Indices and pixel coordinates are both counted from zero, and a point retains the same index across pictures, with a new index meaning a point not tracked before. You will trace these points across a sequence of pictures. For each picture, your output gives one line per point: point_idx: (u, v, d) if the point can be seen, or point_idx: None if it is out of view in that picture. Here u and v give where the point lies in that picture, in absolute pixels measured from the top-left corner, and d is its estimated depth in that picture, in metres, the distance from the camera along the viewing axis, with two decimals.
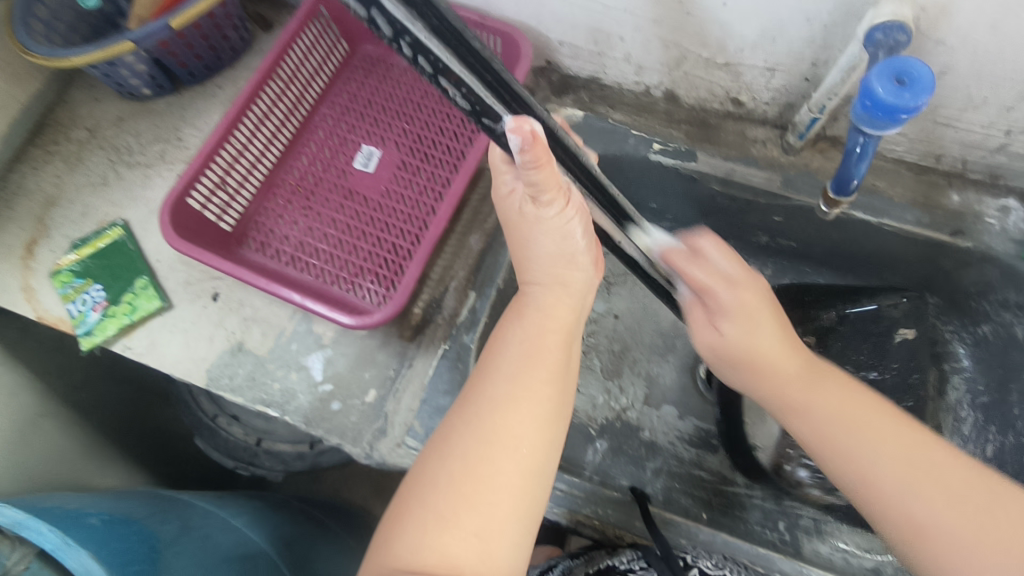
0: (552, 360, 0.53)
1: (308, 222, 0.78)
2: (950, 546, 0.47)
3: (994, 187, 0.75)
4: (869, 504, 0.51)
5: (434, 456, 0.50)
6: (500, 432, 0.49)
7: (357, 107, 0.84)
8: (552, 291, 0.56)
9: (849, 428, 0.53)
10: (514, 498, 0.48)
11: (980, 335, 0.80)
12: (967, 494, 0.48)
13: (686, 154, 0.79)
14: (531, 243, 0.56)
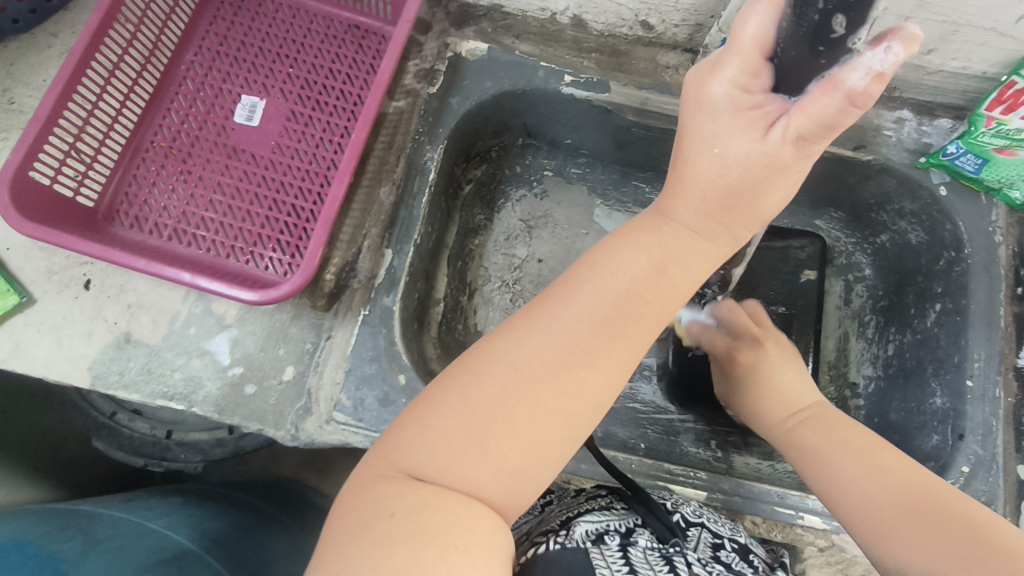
0: (647, 325, 0.45)
1: (189, 189, 0.68)
2: (900, 533, 0.48)
3: (890, 100, 0.77)
4: (820, 487, 0.55)
5: (489, 371, 0.43)
6: (572, 375, 0.43)
7: (228, 49, 0.73)
8: (692, 239, 0.46)
9: (832, 441, 0.56)
10: (557, 450, 0.43)
11: (880, 243, 0.85)
12: (937, 496, 0.48)
13: (600, 85, 0.75)
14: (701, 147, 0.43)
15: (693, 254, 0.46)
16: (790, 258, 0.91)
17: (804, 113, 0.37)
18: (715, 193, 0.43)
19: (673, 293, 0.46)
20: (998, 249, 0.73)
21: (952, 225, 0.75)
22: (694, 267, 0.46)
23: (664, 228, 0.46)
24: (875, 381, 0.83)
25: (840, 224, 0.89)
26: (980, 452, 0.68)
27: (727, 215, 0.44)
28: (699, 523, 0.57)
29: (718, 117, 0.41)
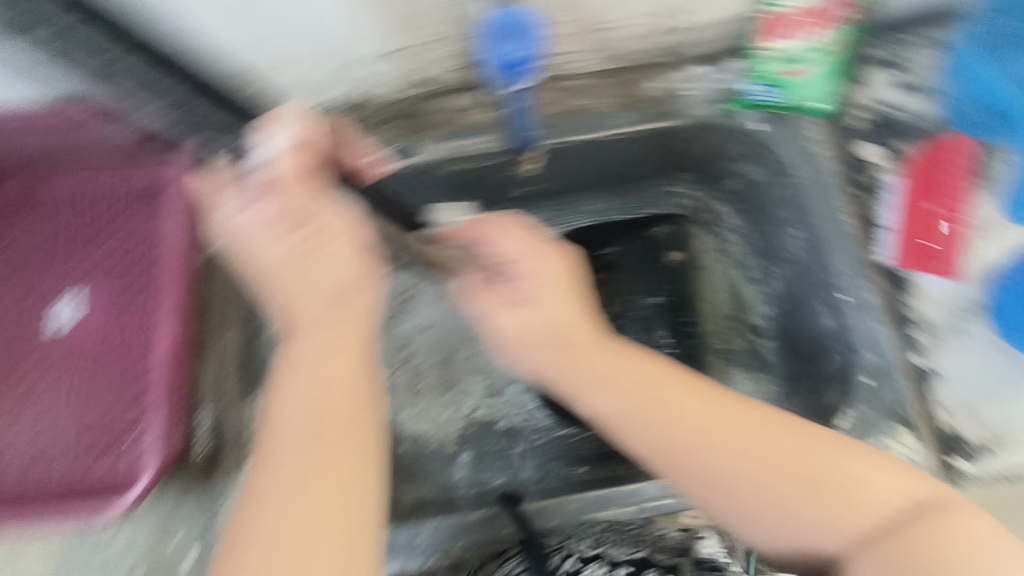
0: (346, 410, 0.46)
1: (30, 412, 0.66)
2: (775, 504, 0.49)
3: (676, 60, 0.77)
4: (678, 479, 0.51)
5: (248, 531, 0.41)
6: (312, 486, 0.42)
7: (24, 257, 0.70)
8: (334, 330, 0.49)
9: (676, 432, 0.51)
10: (339, 555, 0.41)
11: (731, 189, 0.85)
12: (790, 446, 0.50)
13: (401, 152, 0.73)
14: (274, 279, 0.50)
15: (328, 342, 0.48)
16: (653, 245, 0.93)
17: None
18: (313, 299, 0.49)
19: (354, 350, 0.49)
20: (823, 163, 0.74)
21: (776, 153, 0.76)
22: (345, 347, 0.48)
23: (296, 342, 0.48)
24: (774, 319, 0.84)
25: (691, 184, 0.88)
26: (875, 360, 0.68)
27: (335, 304, 0.50)
28: (597, 555, 0.59)
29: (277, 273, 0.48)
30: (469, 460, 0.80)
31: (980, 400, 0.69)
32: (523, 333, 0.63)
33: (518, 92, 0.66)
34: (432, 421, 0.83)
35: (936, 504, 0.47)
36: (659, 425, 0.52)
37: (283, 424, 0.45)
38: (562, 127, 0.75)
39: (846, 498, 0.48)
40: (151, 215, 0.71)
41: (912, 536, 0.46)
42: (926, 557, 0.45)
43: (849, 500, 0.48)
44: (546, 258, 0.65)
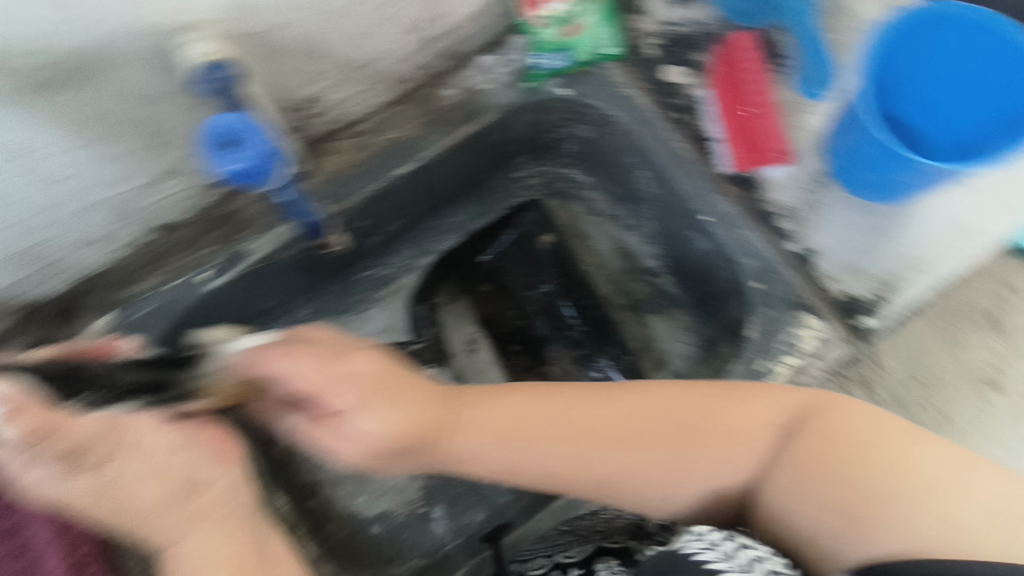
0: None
1: None
2: (667, 475, 0.54)
3: (462, 62, 0.76)
4: (595, 492, 0.55)
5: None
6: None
7: None
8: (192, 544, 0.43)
9: (566, 448, 0.54)
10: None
11: (570, 151, 0.85)
12: (669, 417, 0.54)
13: (228, 261, 0.69)
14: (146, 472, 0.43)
15: (213, 542, 0.44)
16: (521, 238, 0.94)
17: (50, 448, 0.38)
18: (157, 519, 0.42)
19: (235, 545, 0.44)
20: (636, 99, 0.74)
21: (593, 107, 0.75)
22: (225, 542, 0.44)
23: (178, 559, 0.43)
24: (663, 255, 0.85)
25: (530, 162, 0.87)
26: (756, 263, 0.70)
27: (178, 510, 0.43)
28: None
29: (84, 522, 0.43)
30: (442, 513, 0.81)
31: (863, 258, 0.69)
32: (370, 400, 0.53)
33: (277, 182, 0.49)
34: (393, 491, 0.82)
35: (810, 403, 0.54)
36: (549, 457, 0.54)
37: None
38: (375, 167, 0.71)
39: (730, 445, 0.54)
40: None
41: (810, 435, 0.52)
42: (828, 442, 0.51)
43: (731, 447, 0.54)
44: (359, 358, 0.55)
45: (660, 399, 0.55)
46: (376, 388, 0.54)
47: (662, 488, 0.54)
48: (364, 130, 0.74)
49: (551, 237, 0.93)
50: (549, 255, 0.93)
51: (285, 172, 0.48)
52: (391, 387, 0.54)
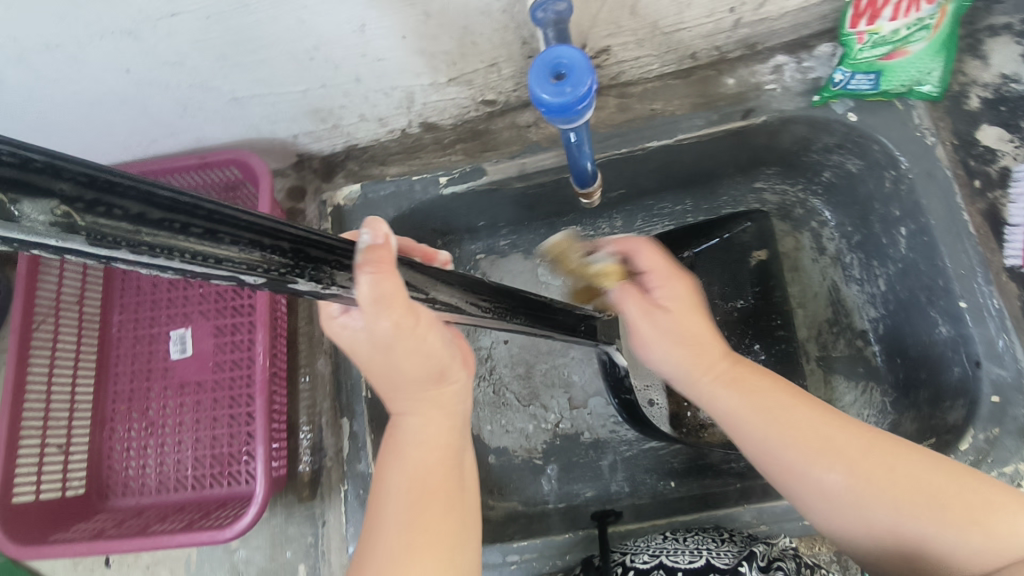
0: (442, 490, 0.45)
1: (159, 439, 0.72)
2: (879, 507, 0.48)
3: (757, 54, 0.72)
4: (788, 486, 0.52)
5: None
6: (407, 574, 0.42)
7: (135, 308, 0.77)
8: (418, 416, 0.46)
9: (782, 434, 0.52)
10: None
11: (826, 181, 0.80)
12: (916, 468, 0.48)
13: (470, 174, 0.74)
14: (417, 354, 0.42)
15: (432, 422, 0.47)
16: (734, 245, 0.88)
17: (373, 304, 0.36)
18: (400, 384, 0.45)
19: (448, 435, 0.47)
20: (936, 150, 0.66)
21: (880, 143, 0.69)
22: (441, 430, 0.47)
23: (400, 422, 0.47)
24: (880, 322, 0.78)
25: (777, 177, 0.83)
26: (1003, 373, 0.60)
27: (419, 384, 0.45)
28: (654, 566, 0.59)
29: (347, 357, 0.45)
30: (556, 473, 0.80)
31: None
32: (680, 308, 0.59)
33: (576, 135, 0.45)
34: (519, 434, 0.83)
35: None
36: (751, 426, 0.53)
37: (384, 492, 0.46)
38: (634, 134, 0.72)
39: (972, 522, 0.46)
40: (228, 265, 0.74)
41: None
42: None
43: (971, 524, 0.46)
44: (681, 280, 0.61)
45: (918, 455, 0.49)
46: (679, 295, 0.59)
47: (865, 519, 0.49)
48: (631, 92, 0.74)
49: (765, 256, 0.86)
50: (762, 272, 0.86)
51: (586, 121, 0.44)
52: (676, 316, 0.58)
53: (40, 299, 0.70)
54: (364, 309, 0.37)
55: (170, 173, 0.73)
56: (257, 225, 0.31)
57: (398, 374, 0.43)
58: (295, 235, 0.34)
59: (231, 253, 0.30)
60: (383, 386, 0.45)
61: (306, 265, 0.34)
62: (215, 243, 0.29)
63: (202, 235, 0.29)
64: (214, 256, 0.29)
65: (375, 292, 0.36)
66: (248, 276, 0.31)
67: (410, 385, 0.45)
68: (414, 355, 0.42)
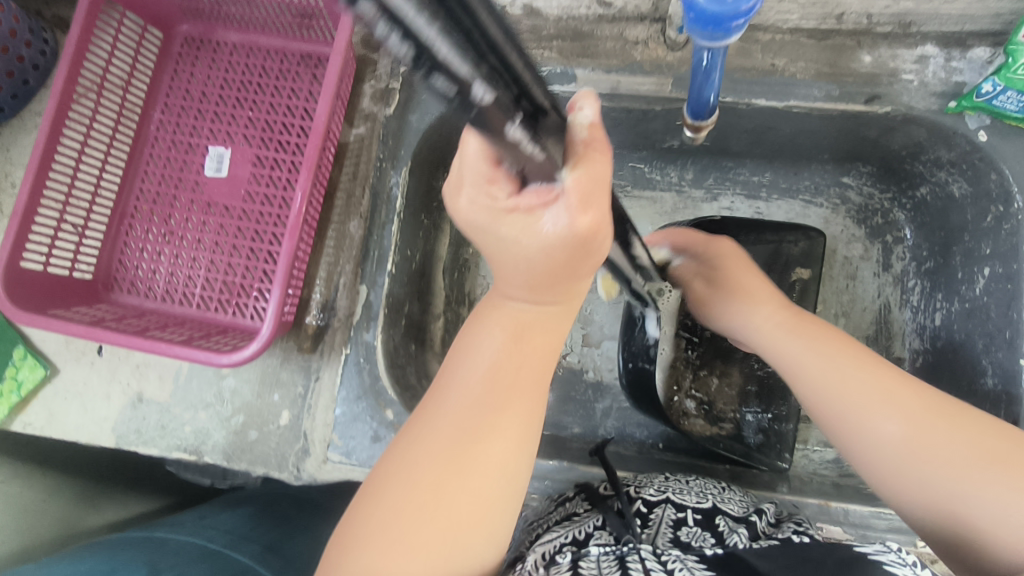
0: (525, 390, 0.38)
1: (178, 247, 0.71)
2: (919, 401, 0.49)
3: (906, 37, 0.65)
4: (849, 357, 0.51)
5: (395, 475, 0.36)
6: (476, 459, 0.36)
7: (178, 112, 0.73)
8: (545, 309, 0.37)
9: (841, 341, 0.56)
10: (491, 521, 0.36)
11: (919, 197, 0.74)
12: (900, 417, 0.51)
13: (558, 77, 0.69)
14: (585, 255, 0.32)
15: (559, 321, 0.38)
16: (782, 255, 0.80)
17: (591, 199, 0.29)
18: (540, 281, 0.35)
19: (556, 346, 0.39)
20: None
21: (1002, 171, 0.63)
22: (558, 333, 0.39)
23: (509, 306, 0.38)
24: (922, 355, 0.74)
25: (870, 177, 0.78)
26: None
27: (560, 288, 0.35)
28: (662, 501, 0.55)
29: (474, 224, 0.33)
30: (549, 401, 0.80)
31: None
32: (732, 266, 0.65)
33: (712, 55, 0.41)
34: None
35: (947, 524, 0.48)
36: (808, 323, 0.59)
37: (465, 365, 0.38)
38: (745, 84, 0.67)
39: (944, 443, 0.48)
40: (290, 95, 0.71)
41: None
42: None
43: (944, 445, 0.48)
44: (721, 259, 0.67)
45: None
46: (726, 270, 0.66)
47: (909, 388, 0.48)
48: (758, 37, 0.67)
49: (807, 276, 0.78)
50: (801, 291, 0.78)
51: (727, 44, 0.39)
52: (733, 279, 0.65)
53: (84, 72, 0.66)
54: (569, 201, 0.29)
55: None
56: (480, 30, 0.21)
57: (549, 273, 0.34)
58: (505, 60, 0.23)
59: (440, 51, 0.20)
60: (507, 267, 0.35)
61: (523, 110, 0.25)
62: (429, 29, 0.19)
63: (421, 10, 0.19)
64: (423, 44, 0.20)
65: (592, 185, 0.29)
66: (473, 93, 0.22)
67: (549, 285, 0.35)
68: (584, 264, 0.33)
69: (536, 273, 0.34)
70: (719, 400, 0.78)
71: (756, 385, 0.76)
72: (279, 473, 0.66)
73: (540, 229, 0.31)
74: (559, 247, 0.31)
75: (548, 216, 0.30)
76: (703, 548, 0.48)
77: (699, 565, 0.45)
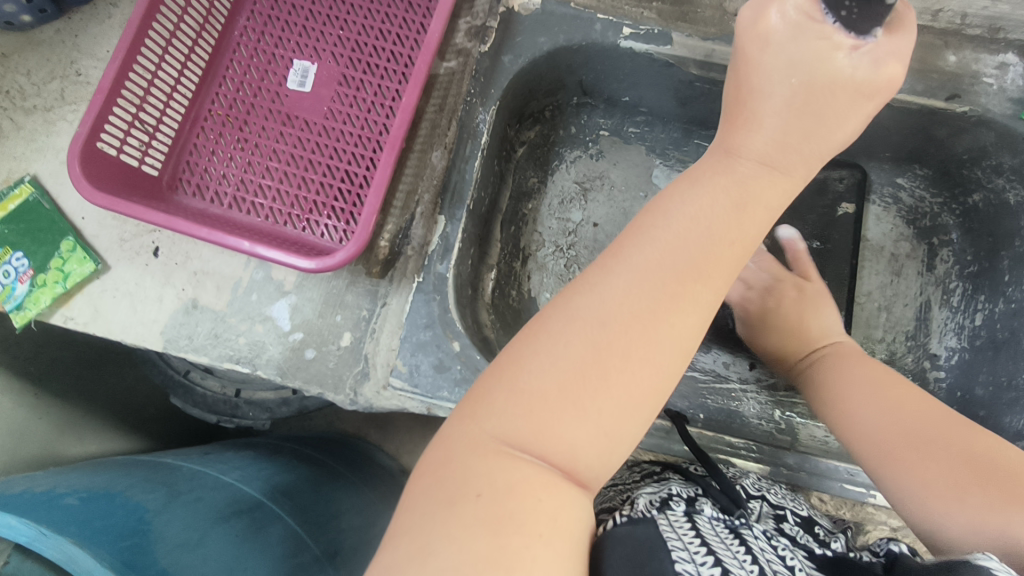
0: (717, 269, 0.41)
1: (251, 157, 0.68)
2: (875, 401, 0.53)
3: (992, 42, 0.69)
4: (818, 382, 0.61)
5: (572, 328, 0.39)
6: (655, 333, 0.39)
7: (265, 22, 0.71)
8: (762, 184, 0.45)
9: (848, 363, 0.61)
10: (646, 406, 0.39)
11: (970, 204, 0.78)
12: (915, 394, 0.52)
13: (656, 38, 0.70)
14: (845, 103, 0.46)
15: (756, 216, 0.44)
16: (828, 193, 0.86)
17: (884, 59, 0.45)
18: (799, 125, 0.46)
19: (754, 231, 0.43)
20: None
21: None
22: (751, 229, 0.43)
23: (738, 164, 0.45)
24: (960, 352, 0.77)
25: (925, 181, 0.81)
26: None
27: (802, 148, 0.46)
28: (759, 495, 0.54)
29: (773, 43, 0.45)
30: None
31: None
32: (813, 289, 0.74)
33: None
34: None
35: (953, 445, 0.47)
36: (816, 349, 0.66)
37: (666, 225, 0.42)
38: None
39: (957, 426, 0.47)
40: (386, 21, 0.70)
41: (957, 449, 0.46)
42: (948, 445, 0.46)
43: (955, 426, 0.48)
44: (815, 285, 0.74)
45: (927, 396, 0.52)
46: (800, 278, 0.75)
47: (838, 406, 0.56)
48: None
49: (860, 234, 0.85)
50: (847, 224, 0.85)
51: None
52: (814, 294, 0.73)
53: None
54: (873, 52, 0.44)
55: None
56: None
57: (817, 106, 0.46)
58: None
59: None
60: (779, 92, 0.46)
61: None
62: None
63: None
64: None
65: (890, 49, 0.45)
66: None
67: (786, 152, 0.45)
68: (848, 112, 0.46)
69: (809, 100, 0.45)
70: None
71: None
72: (333, 396, 0.65)
73: (841, 57, 0.44)
74: (842, 81, 0.45)
75: (855, 56, 0.44)
76: (810, 547, 0.48)
77: (810, 563, 0.45)
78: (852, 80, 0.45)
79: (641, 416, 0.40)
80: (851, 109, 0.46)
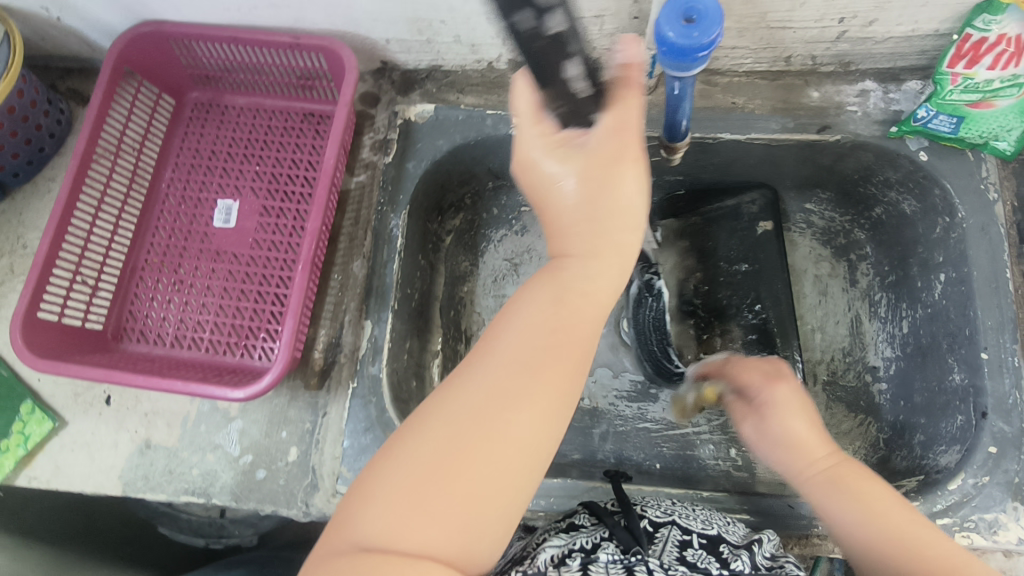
0: (562, 357, 0.43)
1: (187, 295, 0.73)
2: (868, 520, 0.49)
3: (847, 74, 0.74)
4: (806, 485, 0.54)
5: (434, 429, 0.41)
6: (508, 426, 0.41)
7: (190, 170, 0.78)
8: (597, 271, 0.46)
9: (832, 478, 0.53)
10: (509, 501, 0.41)
11: (875, 217, 0.81)
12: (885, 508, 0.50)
13: None
14: (616, 171, 0.45)
15: (595, 300, 0.46)
16: (744, 217, 0.85)
17: (623, 123, 0.44)
18: (601, 212, 0.46)
19: (591, 321, 0.45)
20: (995, 207, 0.69)
21: (943, 188, 0.70)
22: (592, 316, 0.45)
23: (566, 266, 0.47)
24: (895, 362, 0.79)
25: (831, 203, 0.85)
26: (1005, 428, 0.63)
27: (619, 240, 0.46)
28: (667, 522, 0.57)
29: (531, 163, 0.47)
30: None
31: None
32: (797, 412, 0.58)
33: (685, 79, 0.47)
34: None
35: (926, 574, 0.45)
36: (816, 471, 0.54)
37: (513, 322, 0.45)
38: (709, 121, 0.74)
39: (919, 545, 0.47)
40: (298, 152, 0.77)
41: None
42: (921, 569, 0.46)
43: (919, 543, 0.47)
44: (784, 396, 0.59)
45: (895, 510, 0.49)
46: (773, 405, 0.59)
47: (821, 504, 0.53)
48: (718, 81, 0.76)
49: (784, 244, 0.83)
50: (769, 244, 0.83)
51: (694, 74, 0.46)
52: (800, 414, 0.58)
53: (104, 134, 0.72)
54: (611, 121, 0.44)
55: (259, 45, 0.72)
56: None
57: (594, 188, 0.45)
58: None
59: None
60: (554, 191, 0.47)
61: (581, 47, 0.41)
62: None
63: None
64: None
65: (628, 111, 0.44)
66: None
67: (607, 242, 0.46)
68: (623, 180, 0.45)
69: (585, 187, 0.45)
70: (724, 357, 0.84)
71: (755, 334, 0.82)
72: (287, 511, 0.67)
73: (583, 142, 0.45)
74: (599, 158, 0.44)
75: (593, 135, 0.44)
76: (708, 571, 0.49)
77: None
78: (606, 150, 0.44)
79: (505, 510, 0.40)
80: (625, 171, 0.45)
